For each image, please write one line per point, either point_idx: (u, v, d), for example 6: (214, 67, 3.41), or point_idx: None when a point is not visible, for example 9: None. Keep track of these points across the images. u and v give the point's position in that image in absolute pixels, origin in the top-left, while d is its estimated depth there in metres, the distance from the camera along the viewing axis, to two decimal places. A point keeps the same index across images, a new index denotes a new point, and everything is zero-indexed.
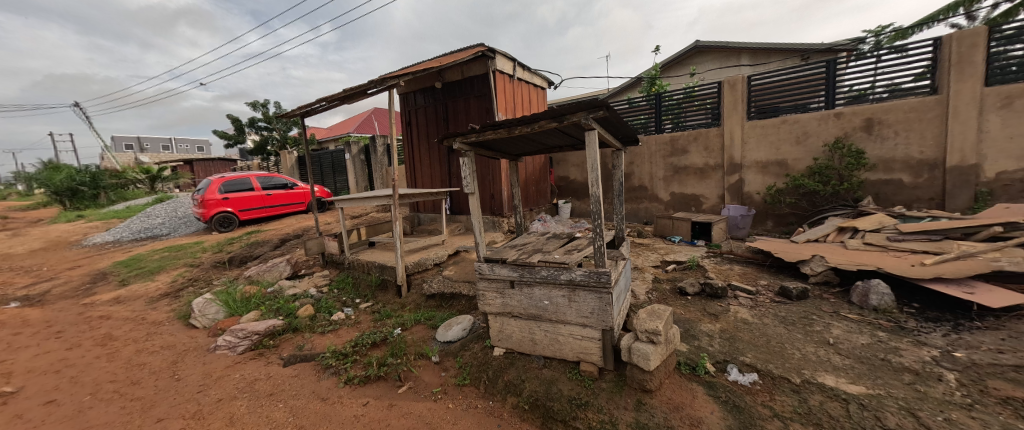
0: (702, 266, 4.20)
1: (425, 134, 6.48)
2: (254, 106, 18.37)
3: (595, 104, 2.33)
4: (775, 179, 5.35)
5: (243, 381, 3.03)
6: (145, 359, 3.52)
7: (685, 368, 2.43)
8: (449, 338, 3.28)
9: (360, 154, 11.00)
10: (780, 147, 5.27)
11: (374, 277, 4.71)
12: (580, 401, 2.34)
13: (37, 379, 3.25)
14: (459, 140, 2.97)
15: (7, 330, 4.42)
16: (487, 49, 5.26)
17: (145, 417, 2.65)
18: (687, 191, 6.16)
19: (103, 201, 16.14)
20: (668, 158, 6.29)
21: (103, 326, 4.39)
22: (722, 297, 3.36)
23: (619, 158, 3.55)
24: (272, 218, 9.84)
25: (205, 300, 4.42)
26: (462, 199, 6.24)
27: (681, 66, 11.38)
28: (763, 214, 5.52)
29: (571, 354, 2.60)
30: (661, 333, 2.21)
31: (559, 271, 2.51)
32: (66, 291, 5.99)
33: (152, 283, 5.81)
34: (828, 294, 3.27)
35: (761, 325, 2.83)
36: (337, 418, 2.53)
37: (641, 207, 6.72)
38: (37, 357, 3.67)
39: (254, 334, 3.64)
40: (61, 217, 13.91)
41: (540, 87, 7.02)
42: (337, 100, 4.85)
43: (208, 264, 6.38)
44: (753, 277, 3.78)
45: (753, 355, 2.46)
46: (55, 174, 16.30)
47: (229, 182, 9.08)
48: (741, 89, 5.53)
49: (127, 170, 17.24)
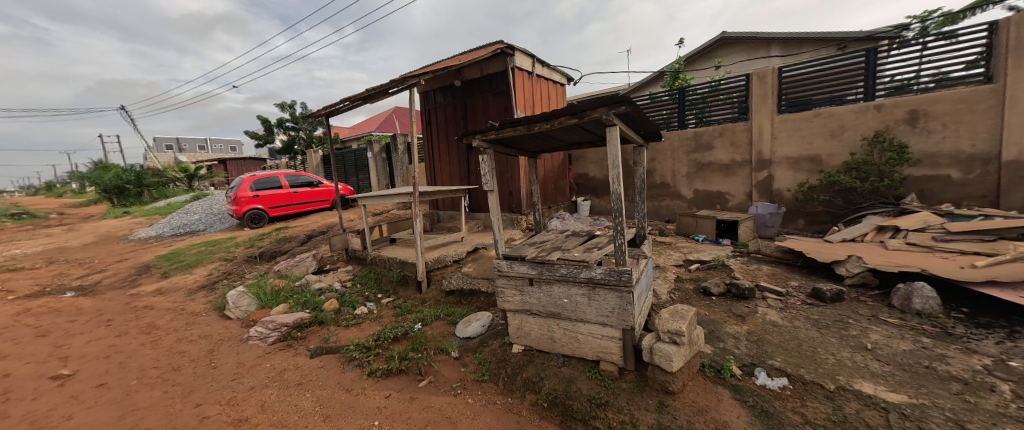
0: (728, 265, 4.06)
1: (444, 132, 6.55)
2: (282, 107, 19.17)
3: (616, 100, 2.29)
4: (807, 175, 5.10)
5: (274, 371, 3.17)
6: (185, 347, 3.74)
7: (709, 370, 2.36)
8: (468, 334, 3.31)
9: (382, 152, 11.26)
10: (813, 141, 5.01)
11: (395, 273, 4.81)
12: (600, 400, 2.32)
13: (90, 363, 3.51)
14: (478, 137, 2.97)
15: (64, 317, 4.79)
16: (506, 46, 5.25)
17: (185, 401, 2.81)
18: (712, 188, 5.97)
19: (146, 198, 17.27)
20: (691, 155, 6.11)
21: (147, 315, 4.68)
22: (749, 299, 3.23)
23: (642, 155, 3.46)
24: (299, 215, 10.20)
25: (238, 292, 4.64)
26: (480, 197, 6.28)
27: (706, 58, 11.00)
28: (794, 212, 5.28)
29: (590, 353, 2.57)
30: (684, 333, 2.15)
31: (578, 269, 2.49)
32: (115, 282, 6.43)
33: (191, 275, 6.17)
34: (865, 297, 3.09)
35: (791, 328, 2.71)
36: (361, 409, 2.60)
37: (663, 204, 6.55)
38: (90, 343, 3.96)
39: (284, 326, 3.79)
40: (110, 212, 14.95)
41: (559, 83, 6.96)
42: (360, 100, 4.97)
43: (241, 258, 6.71)
44: (782, 278, 3.62)
45: (782, 358, 2.37)
46: (104, 172, 17.54)
47: (259, 180, 9.49)
48: (770, 81, 5.29)
49: (168, 170, 18.30)
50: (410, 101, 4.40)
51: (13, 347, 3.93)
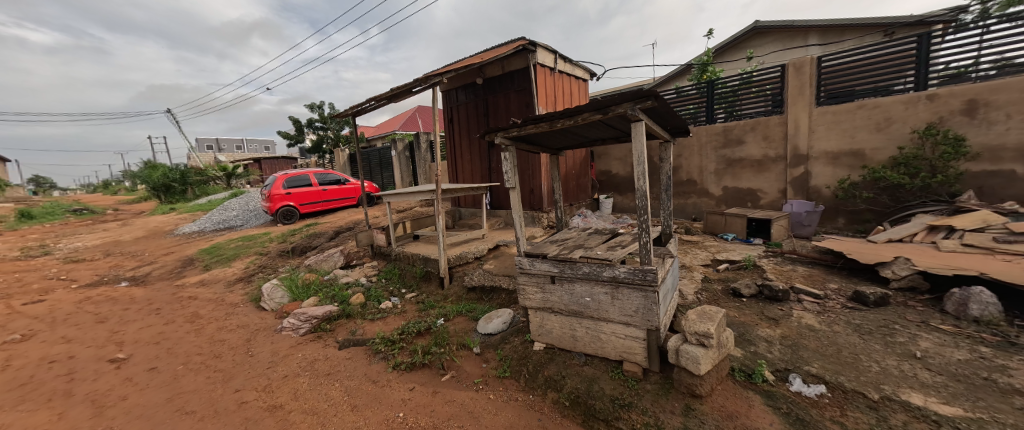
0: (759, 266, 3.89)
1: (466, 130, 6.61)
2: (313, 107, 19.95)
3: (642, 95, 2.23)
4: (848, 171, 4.80)
5: (306, 360, 3.31)
6: (225, 335, 3.97)
7: (739, 374, 2.28)
8: (490, 331, 3.33)
9: (405, 151, 11.49)
10: (855, 134, 4.70)
11: (418, 269, 4.90)
12: (623, 401, 2.28)
13: (142, 348, 3.79)
14: (501, 134, 2.97)
15: (119, 305, 5.20)
16: (528, 42, 5.23)
17: (226, 387, 2.99)
18: (742, 185, 5.72)
19: (190, 195, 18.46)
20: (720, 150, 5.87)
21: (191, 305, 5.00)
22: (783, 301, 3.08)
23: (668, 150, 3.36)
24: (327, 212, 10.58)
25: (272, 285, 4.88)
26: (502, 194, 6.30)
27: (737, 50, 10.55)
28: (833, 210, 4.98)
29: (613, 352, 2.53)
30: (712, 335, 2.08)
31: (601, 268, 2.45)
32: (163, 273, 6.92)
33: (230, 268, 6.54)
34: (914, 301, 2.88)
35: (830, 333, 2.57)
36: (387, 400, 2.68)
37: (689, 202, 6.34)
38: (142, 330, 4.27)
39: (314, 318, 3.96)
40: (158, 209, 16.07)
41: (582, 79, 6.85)
42: (385, 99, 5.08)
43: (275, 253, 7.04)
44: (819, 280, 3.43)
45: (820, 365, 2.24)
46: (153, 170, 18.85)
47: (291, 178, 9.92)
48: (808, 71, 5.00)
49: (208, 169, 19.44)
50: (433, 99, 4.46)
51: (77, 331, 4.31)
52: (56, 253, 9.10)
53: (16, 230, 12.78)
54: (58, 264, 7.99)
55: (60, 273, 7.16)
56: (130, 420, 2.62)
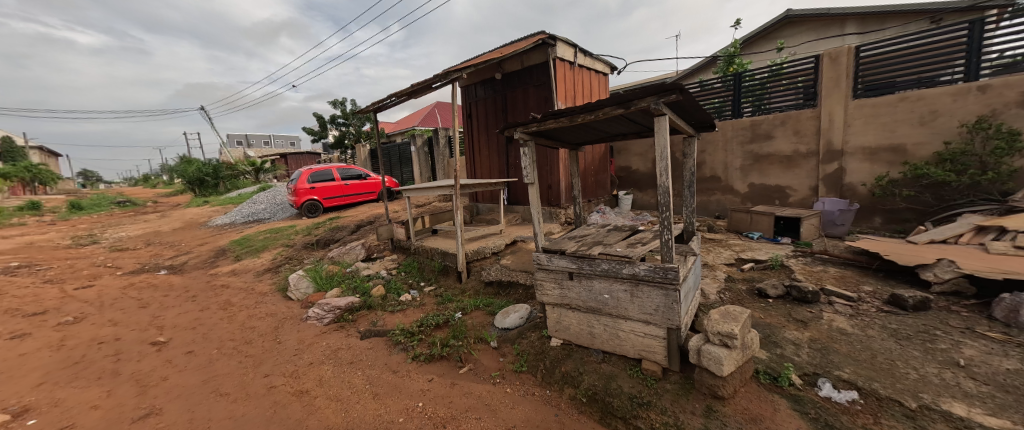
0: (787, 266, 3.74)
1: (485, 126, 6.62)
2: (335, 103, 20.48)
3: (666, 88, 2.17)
4: (887, 168, 4.53)
5: (330, 349, 3.44)
6: (255, 323, 4.16)
7: (764, 377, 2.21)
8: (507, 325, 3.36)
9: (424, 146, 11.63)
10: (895, 129, 4.44)
11: (437, 263, 4.97)
12: (642, 400, 2.25)
13: (180, 333, 4.02)
14: (520, 129, 2.97)
15: (160, 292, 5.53)
16: (547, 36, 5.18)
17: (256, 372, 3.13)
18: (770, 182, 5.51)
19: (222, 189, 19.36)
20: (747, 145, 5.66)
21: (224, 293, 5.27)
22: (813, 303, 2.96)
23: (692, 145, 3.27)
24: (349, 206, 10.87)
25: (298, 275, 5.07)
26: (519, 190, 6.29)
27: (767, 40, 10.12)
28: (869, 208, 4.73)
29: (632, 350, 2.51)
30: (736, 336, 2.02)
31: (621, 265, 2.42)
32: (198, 262, 7.30)
33: (258, 259, 6.84)
34: (958, 307, 2.71)
35: (863, 337, 2.45)
36: (407, 390, 2.75)
37: (712, 199, 6.17)
38: (180, 315, 4.53)
39: (337, 308, 4.09)
40: (193, 201, 16.95)
41: (602, 73, 6.74)
42: (406, 95, 5.15)
43: (300, 245, 7.30)
44: (852, 282, 3.28)
45: (851, 370, 2.15)
46: (187, 165, 19.83)
47: (315, 173, 10.24)
48: (845, 62, 4.73)
49: (238, 164, 20.28)
50: (452, 95, 4.48)
51: (123, 315, 4.61)
52: (103, 242, 9.75)
53: (68, 220, 13.76)
54: (105, 252, 8.56)
55: (106, 261, 7.66)
56: (171, 399, 2.80)
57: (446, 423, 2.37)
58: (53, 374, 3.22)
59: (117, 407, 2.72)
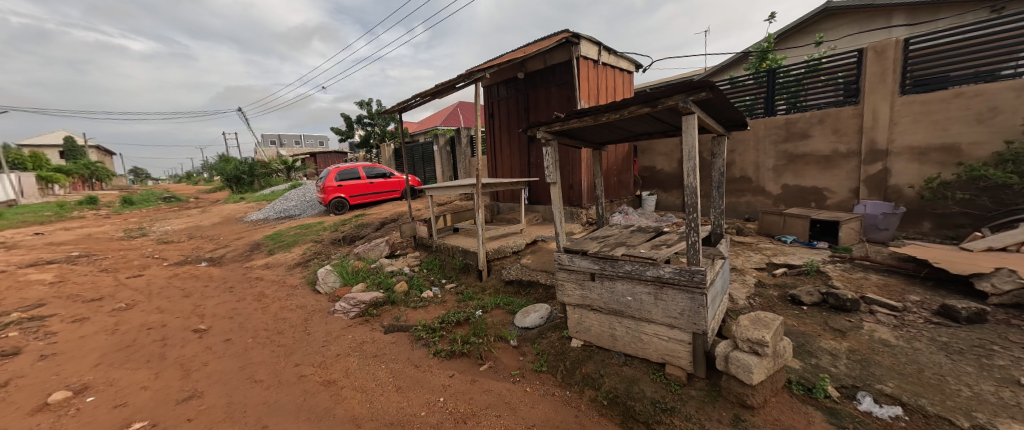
0: (824, 272, 3.55)
1: (507, 125, 6.64)
2: (362, 104, 21.13)
3: (695, 86, 2.10)
4: (938, 169, 4.22)
5: (355, 342, 3.55)
6: (287, 314, 4.35)
7: (798, 388, 2.11)
8: (527, 325, 3.36)
9: (446, 146, 11.80)
10: (949, 127, 4.12)
11: (458, 261, 5.04)
12: (665, 405, 2.20)
13: (219, 322, 4.26)
14: (543, 129, 2.96)
15: (200, 282, 5.89)
16: (571, 35, 5.14)
17: (287, 361, 3.28)
18: (805, 183, 5.24)
19: (256, 186, 20.38)
20: (781, 145, 5.41)
21: (258, 285, 5.55)
22: (852, 312, 2.80)
23: (722, 145, 3.16)
24: (374, 204, 11.18)
25: (326, 270, 5.26)
26: (540, 190, 6.27)
27: (804, 34, 9.64)
28: (917, 212, 4.41)
29: (655, 354, 2.46)
30: (768, 344, 1.94)
31: (644, 267, 2.37)
32: (235, 255, 7.72)
33: (290, 253, 7.15)
34: (1018, 320, 2.49)
35: (909, 350, 2.30)
36: (428, 385, 2.80)
37: (742, 200, 5.94)
38: (219, 305, 4.81)
39: (362, 303, 4.22)
40: (230, 198, 17.92)
41: (627, 71, 6.61)
42: (430, 96, 5.24)
43: (328, 240, 7.57)
44: (896, 291, 3.07)
45: (895, 384, 2.02)
46: (226, 163, 20.98)
47: (342, 171, 10.60)
48: (892, 56, 4.44)
49: (272, 162, 21.25)
50: (475, 95, 4.52)
51: (168, 303, 4.94)
52: (151, 235, 10.47)
53: (120, 214, 14.88)
54: (152, 244, 9.18)
55: (154, 252, 8.22)
56: (211, 383, 2.97)
57: (466, 419, 2.40)
58: (108, 356, 3.49)
59: (164, 389, 2.92)
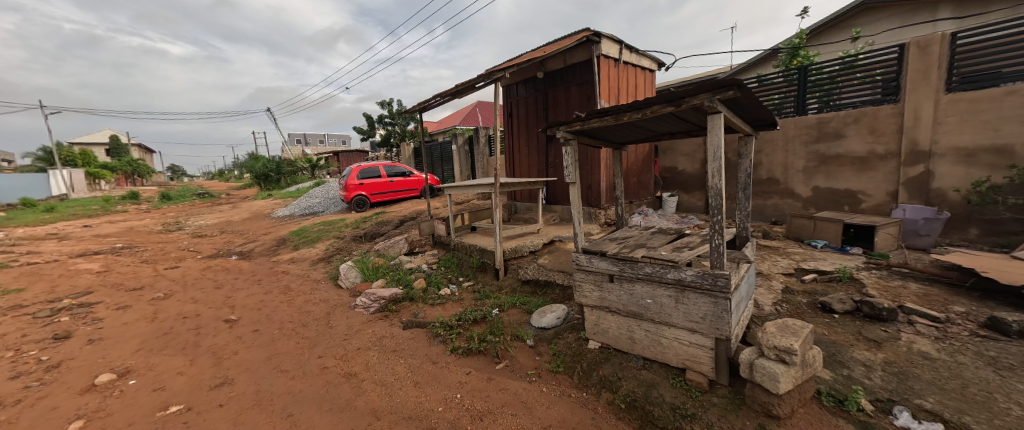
0: (858, 279, 3.37)
1: (526, 125, 6.63)
2: (384, 104, 21.59)
3: (723, 84, 2.04)
4: (987, 171, 3.94)
5: (375, 336, 3.64)
6: (310, 308, 4.50)
7: (828, 399, 2.02)
8: (544, 325, 3.35)
9: (465, 145, 11.90)
10: (1001, 127, 3.84)
11: (475, 259, 5.08)
12: (685, 412, 2.15)
13: (248, 313, 4.46)
14: (563, 129, 2.94)
15: (231, 275, 6.17)
16: (592, 33, 5.08)
17: (311, 352, 3.40)
18: (838, 186, 5.00)
19: (283, 183, 21.16)
20: (812, 145, 5.18)
21: (284, 279, 5.77)
22: (889, 322, 2.65)
23: (748, 145, 3.06)
24: (394, 202, 11.40)
25: (347, 266, 5.41)
26: (558, 189, 6.24)
27: (840, 29, 9.18)
28: (962, 218, 4.14)
29: (675, 359, 2.40)
30: (796, 352, 1.87)
31: (665, 269, 2.32)
32: (263, 250, 8.04)
33: (313, 249, 7.40)
34: None
35: (952, 364, 2.16)
36: (445, 381, 2.84)
37: (769, 203, 5.73)
38: (248, 297, 5.02)
39: (382, 299, 4.31)
40: (259, 194, 18.69)
41: (649, 69, 6.48)
42: (449, 95, 5.29)
43: (350, 237, 7.78)
44: (939, 301, 2.88)
45: (936, 400, 1.90)
46: (255, 161, 21.87)
47: (364, 170, 10.86)
48: (937, 51, 4.18)
49: (298, 161, 22.01)
50: (495, 95, 4.54)
51: (201, 294, 5.19)
52: (187, 229, 11.05)
53: (159, 209, 15.76)
54: (188, 238, 9.68)
55: (189, 245, 8.67)
56: (241, 371, 3.12)
57: (483, 416, 2.42)
58: (148, 342, 3.71)
59: (198, 375, 3.08)
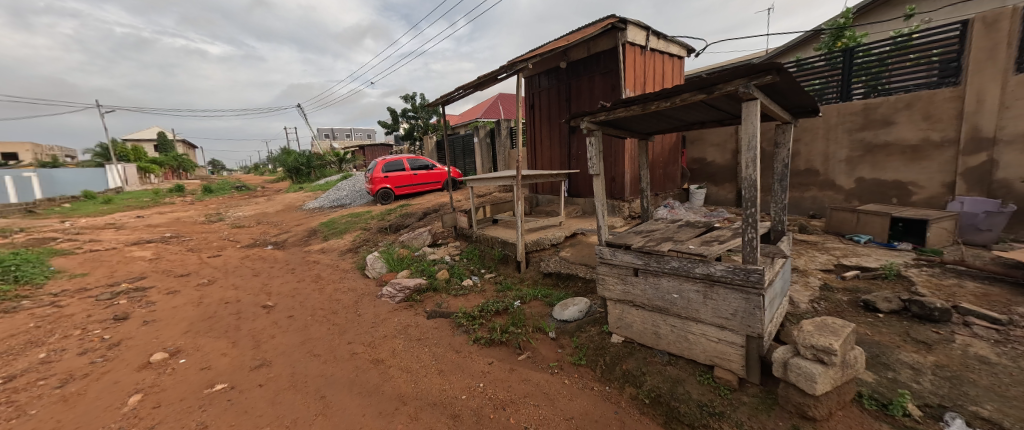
0: (907, 277, 3.15)
1: (548, 117, 6.55)
2: (408, 98, 21.93)
3: (760, 69, 1.92)
4: None
5: (401, 325, 3.75)
6: (340, 296, 4.68)
7: (869, 402, 1.92)
8: (566, 318, 3.33)
9: (486, 137, 11.91)
10: None
11: (497, 251, 5.11)
12: (713, 409, 2.10)
13: (283, 299, 4.70)
14: (587, 119, 2.86)
15: (267, 264, 6.50)
16: (618, 20, 4.91)
17: (342, 338, 3.55)
18: (886, 176, 4.65)
19: (313, 177, 22.02)
20: (857, 133, 4.83)
21: (316, 268, 6.04)
22: (941, 323, 2.46)
23: (787, 133, 2.88)
24: (417, 194, 11.62)
25: (374, 256, 5.58)
26: (581, 182, 6.15)
27: (891, 7, 8.47)
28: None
29: (703, 356, 2.34)
30: (836, 352, 1.77)
31: (693, 264, 2.25)
32: (295, 240, 8.42)
33: (342, 239, 7.68)
34: None
35: (1014, 369, 1.99)
36: (469, 369, 2.89)
37: (807, 195, 5.43)
38: (282, 285, 5.28)
39: (407, 288, 4.41)
40: (291, 187, 19.53)
41: (677, 56, 6.22)
42: (471, 88, 5.28)
43: (376, 229, 8.01)
44: (1000, 302, 2.65)
45: (995, 407, 1.76)
46: (287, 155, 22.80)
47: (389, 163, 11.11)
48: (1006, 27, 3.78)
49: (326, 155, 22.78)
50: (517, 86, 4.49)
51: (241, 281, 5.51)
52: (227, 220, 11.73)
53: (202, 201, 16.79)
54: (228, 228, 10.28)
55: (229, 235, 9.20)
56: (278, 354, 3.30)
57: (505, 406, 2.46)
58: (195, 325, 3.99)
59: (240, 356, 3.28)
